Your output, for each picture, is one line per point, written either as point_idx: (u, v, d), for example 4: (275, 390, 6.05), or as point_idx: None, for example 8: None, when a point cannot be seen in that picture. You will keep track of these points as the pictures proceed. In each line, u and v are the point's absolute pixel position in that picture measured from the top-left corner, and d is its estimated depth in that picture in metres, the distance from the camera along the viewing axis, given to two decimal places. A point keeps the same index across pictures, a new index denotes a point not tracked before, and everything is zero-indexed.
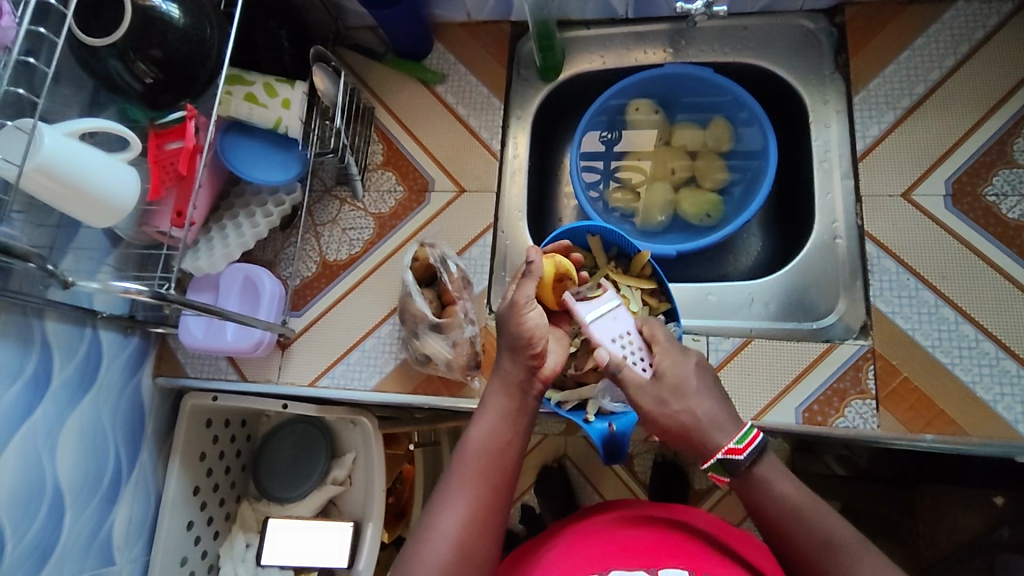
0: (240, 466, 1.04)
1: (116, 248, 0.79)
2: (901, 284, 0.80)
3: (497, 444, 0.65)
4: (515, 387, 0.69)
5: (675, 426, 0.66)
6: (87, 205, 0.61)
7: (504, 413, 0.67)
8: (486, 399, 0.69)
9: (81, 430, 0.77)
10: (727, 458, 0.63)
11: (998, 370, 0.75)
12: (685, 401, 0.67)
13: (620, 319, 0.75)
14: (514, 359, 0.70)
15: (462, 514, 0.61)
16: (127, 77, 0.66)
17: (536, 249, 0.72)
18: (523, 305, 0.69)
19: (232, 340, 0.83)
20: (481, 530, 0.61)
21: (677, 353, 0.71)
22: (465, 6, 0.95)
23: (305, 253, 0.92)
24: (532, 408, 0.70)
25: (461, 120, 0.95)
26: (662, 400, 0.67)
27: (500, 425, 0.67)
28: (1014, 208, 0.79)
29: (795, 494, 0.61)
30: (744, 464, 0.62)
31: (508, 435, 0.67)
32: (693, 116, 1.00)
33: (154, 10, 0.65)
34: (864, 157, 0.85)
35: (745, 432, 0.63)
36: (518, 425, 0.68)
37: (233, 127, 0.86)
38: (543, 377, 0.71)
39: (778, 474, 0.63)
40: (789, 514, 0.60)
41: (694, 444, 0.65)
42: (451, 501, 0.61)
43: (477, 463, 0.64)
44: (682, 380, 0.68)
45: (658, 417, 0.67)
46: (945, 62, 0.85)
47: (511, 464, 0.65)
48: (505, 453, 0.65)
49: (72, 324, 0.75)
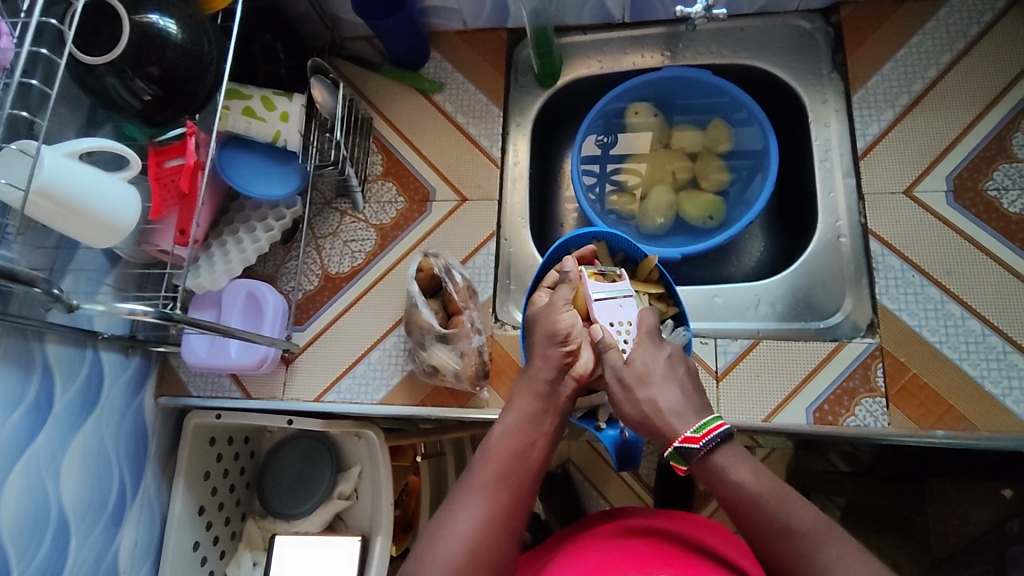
0: (244, 483, 1.02)
1: (114, 267, 0.78)
2: (908, 281, 0.80)
3: (520, 446, 0.66)
4: (542, 390, 0.70)
5: (639, 416, 0.66)
6: (89, 225, 0.60)
7: (528, 413, 0.68)
8: (513, 401, 0.70)
9: (85, 454, 0.76)
10: (682, 445, 0.62)
11: (1005, 364, 0.75)
12: (649, 389, 0.66)
13: (626, 308, 0.75)
14: (548, 355, 0.71)
15: (481, 513, 0.61)
16: (125, 94, 0.65)
17: (570, 257, 0.78)
18: (560, 307, 0.73)
19: (237, 357, 0.82)
20: (501, 530, 0.61)
21: (652, 342, 0.71)
22: (462, 14, 0.94)
23: (306, 266, 0.91)
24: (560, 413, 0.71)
25: (461, 129, 0.94)
26: (628, 384, 0.68)
27: (524, 429, 0.67)
28: (1015, 203, 0.80)
29: (758, 483, 0.59)
30: (700, 452, 0.61)
31: (531, 438, 0.67)
32: (691, 118, 1.00)
33: (152, 27, 0.64)
34: (865, 156, 0.85)
35: (707, 422, 0.62)
36: (543, 429, 0.68)
37: (232, 141, 0.85)
38: (576, 375, 0.71)
39: (736, 461, 0.61)
40: (746, 501, 0.58)
41: (655, 431, 0.65)
42: (471, 500, 0.62)
43: (498, 463, 0.64)
44: (649, 366, 0.68)
45: (623, 404, 0.68)
46: (941, 59, 0.86)
47: (534, 466, 0.66)
48: (528, 452, 0.66)
49: (72, 346, 0.74)
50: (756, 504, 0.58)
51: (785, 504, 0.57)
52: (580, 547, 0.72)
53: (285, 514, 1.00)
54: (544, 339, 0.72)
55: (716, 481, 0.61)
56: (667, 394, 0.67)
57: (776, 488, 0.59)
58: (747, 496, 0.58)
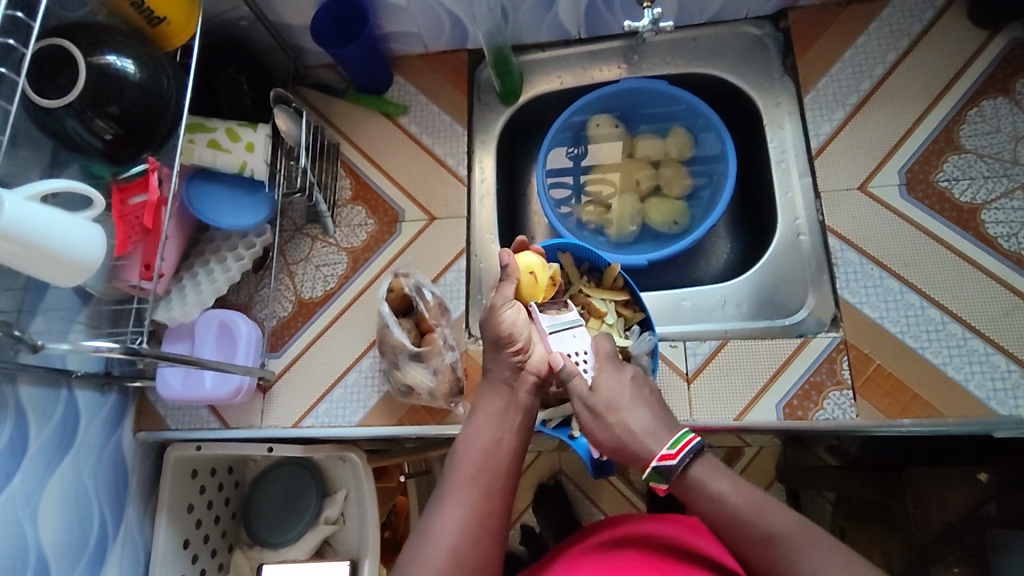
0: (230, 514, 1.02)
1: (86, 305, 0.79)
2: (866, 275, 0.82)
3: (486, 445, 0.67)
4: (504, 386, 0.71)
5: (612, 441, 0.67)
6: (54, 267, 0.61)
7: (493, 415, 0.69)
8: (479, 403, 0.71)
9: (62, 493, 0.76)
10: (661, 464, 0.62)
11: (966, 350, 0.77)
12: (618, 414, 0.67)
13: (579, 338, 0.75)
14: (498, 358, 0.72)
15: (455, 516, 0.62)
16: (86, 135, 0.66)
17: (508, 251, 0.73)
18: (501, 305, 0.72)
19: (212, 388, 0.82)
20: (477, 532, 0.62)
21: (612, 366, 0.72)
22: (423, 38, 0.96)
23: (280, 293, 0.92)
24: (528, 407, 0.71)
25: (426, 149, 0.96)
26: (600, 413, 0.68)
27: (489, 427, 0.68)
28: (966, 192, 0.82)
29: (736, 493, 0.60)
30: (679, 469, 0.62)
31: (497, 435, 0.68)
32: (655, 126, 1.02)
33: (109, 68, 0.66)
34: (819, 154, 0.87)
35: (679, 437, 0.63)
36: (508, 424, 0.69)
37: (198, 174, 0.86)
38: (535, 369, 0.72)
39: (713, 474, 0.61)
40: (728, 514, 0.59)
41: (631, 456, 0.66)
42: (446, 507, 0.63)
43: (466, 465, 0.65)
44: (616, 393, 0.68)
45: (596, 431, 0.68)
46: (887, 58, 0.88)
47: (506, 464, 0.66)
48: (497, 453, 0.67)
49: (46, 387, 0.74)
50: (735, 517, 0.59)
51: (762, 512, 0.58)
52: (567, 561, 0.72)
53: (272, 542, 0.99)
54: (493, 338, 0.71)
55: (694, 498, 0.61)
56: (639, 412, 0.67)
57: (745, 493, 0.60)
58: (726, 509, 0.59)
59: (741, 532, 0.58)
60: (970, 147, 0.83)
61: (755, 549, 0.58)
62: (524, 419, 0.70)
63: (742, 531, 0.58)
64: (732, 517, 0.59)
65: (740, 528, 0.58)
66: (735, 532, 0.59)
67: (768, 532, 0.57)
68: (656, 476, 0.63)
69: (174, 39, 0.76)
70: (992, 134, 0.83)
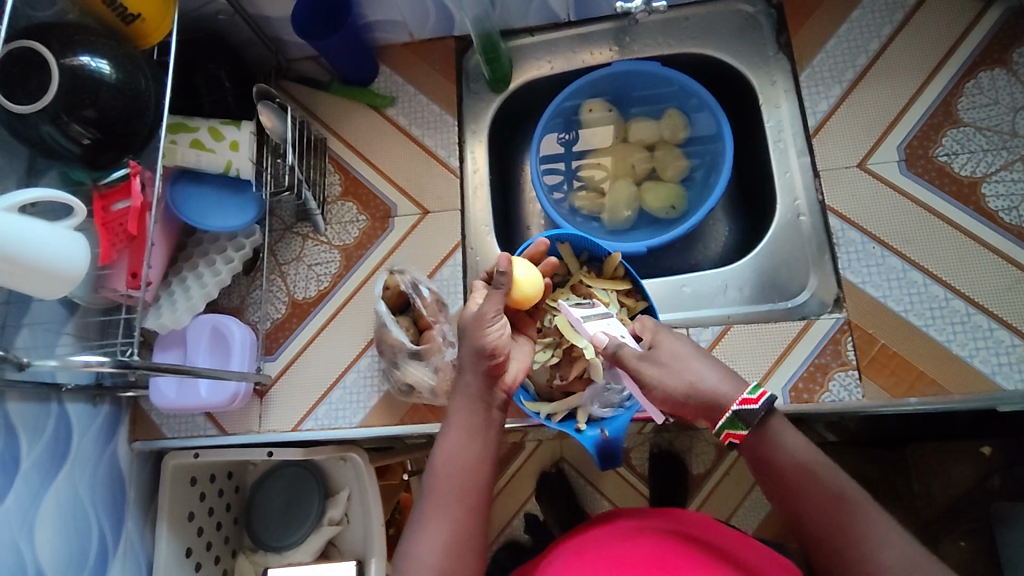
0: (232, 519, 1.01)
1: (73, 316, 0.77)
2: (868, 253, 0.81)
3: (464, 462, 0.65)
4: (477, 401, 0.68)
5: (683, 388, 0.64)
6: (34, 278, 0.58)
7: (467, 429, 0.67)
8: (450, 416, 0.68)
9: (59, 510, 0.74)
10: (744, 408, 0.61)
11: (970, 326, 0.76)
12: (689, 363, 0.65)
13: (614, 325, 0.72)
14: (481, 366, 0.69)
15: (436, 542, 0.61)
16: (63, 141, 0.64)
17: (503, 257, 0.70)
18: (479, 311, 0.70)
19: (207, 396, 0.81)
20: (459, 552, 0.61)
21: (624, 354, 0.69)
22: (407, 26, 0.94)
23: (272, 295, 0.90)
24: (498, 419, 0.69)
25: (416, 141, 0.93)
26: (667, 362, 0.65)
27: (466, 442, 0.66)
28: (966, 165, 0.81)
29: (807, 451, 0.61)
30: (761, 413, 0.61)
31: (474, 452, 0.66)
32: (647, 109, 0.99)
33: (84, 69, 0.63)
34: (817, 133, 0.86)
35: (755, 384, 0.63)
36: (486, 441, 0.67)
37: (182, 176, 0.83)
38: (507, 387, 0.71)
39: (788, 429, 0.62)
40: (800, 467, 0.60)
41: (705, 405, 0.63)
42: (427, 531, 0.62)
43: (445, 486, 0.64)
44: (678, 348, 0.67)
45: (666, 381, 0.64)
46: (882, 32, 0.87)
47: (483, 480, 0.65)
48: (474, 470, 0.65)
49: (36, 402, 0.72)
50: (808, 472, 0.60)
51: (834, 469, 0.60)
52: (573, 550, 0.72)
53: (275, 547, 0.98)
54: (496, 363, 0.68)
55: (767, 451, 0.61)
56: (704, 363, 0.66)
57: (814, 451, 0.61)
58: (798, 464, 0.60)
59: (810, 484, 0.59)
60: (968, 120, 0.82)
61: (823, 508, 0.58)
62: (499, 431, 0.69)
63: (808, 489, 0.59)
64: (801, 469, 0.60)
65: (810, 485, 0.59)
66: (794, 490, 0.60)
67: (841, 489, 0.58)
68: (735, 422, 0.62)
69: (150, 36, 0.73)
70: (990, 106, 0.82)
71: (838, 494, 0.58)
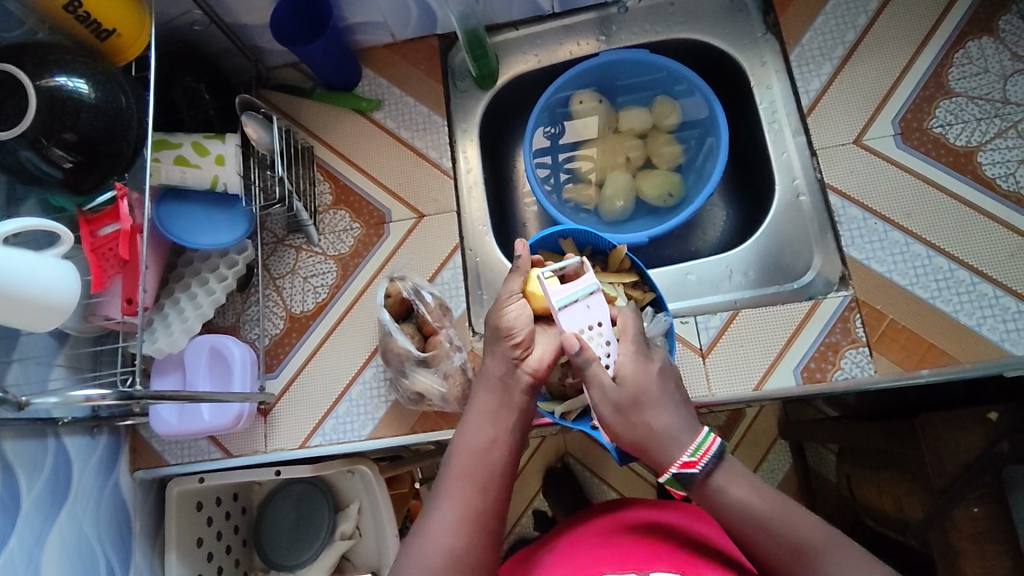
0: (241, 542, 0.98)
1: (63, 346, 0.74)
2: (870, 230, 0.81)
3: (483, 444, 0.64)
4: (497, 383, 0.68)
5: (633, 438, 0.62)
6: (19, 310, 0.55)
7: (488, 413, 0.66)
8: (473, 402, 0.67)
9: (64, 548, 0.71)
10: (683, 471, 0.60)
11: (976, 295, 0.76)
12: (644, 413, 0.62)
13: (593, 308, 0.68)
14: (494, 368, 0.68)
15: (449, 522, 0.59)
16: (44, 165, 0.61)
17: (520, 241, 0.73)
18: None
19: (210, 420, 0.78)
20: (472, 533, 0.58)
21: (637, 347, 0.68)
22: (389, 27, 0.91)
23: (269, 310, 0.87)
24: (525, 403, 0.67)
25: (406, 143, 0.91)
26: (623, 409, 0.63)
27: (485, 425, 0.65)
28: (960, 135, 0.81)
29: (759, 501, 0.58)
30: (699, 477, 0.60)
31: (492, 434, 0.64)
32: (636, 97, 0.98)
33: (61, 90, 0.60)
34: (811, 111, 0.85)
35: (701, 441, 0.61)
36: (505, 423, 0.66)
37: (168, 194, 0.81)
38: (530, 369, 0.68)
39: (734, 481, 0.60)
40: (749, 522, 0.58)
41: (649, 455, 0.62)
42: (439, 511, 0.60)
43: (461, 465, 0.62)
44: (645, 388, 0.63)
45: (619, 429, 0.63)
46: (870, 6, 0.86)
47: (503, 463, 0.63)
48: (491, 452, 0.63)
49: (33, 439, 0.69)
50: (759, 525, 0.57)
51: (786, 518, 0.57)
52: (573, 543, 0.70)
53: (288, 566, 0.96)
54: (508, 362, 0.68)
55: (714, 508, 0.60)
56: (664, 412, 0.62)
57: (767, 498, 0.59)
58: (748, 518, 0.58)
59: (763, 537, 0.57)
60: (960, 90, 0.82)
61: (776, 558, 0.57)
62: (523, 416, 0.67)
63: (761, 541, 0.57)
64: (752, 523, 0.58)
65: (764, 538, 0.57)
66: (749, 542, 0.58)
67: (796, 540, 0.56)
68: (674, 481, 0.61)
69: (127, 50, 0.70)
70: (980, 75, 0.82)
71: (794, 545, 0.56)
